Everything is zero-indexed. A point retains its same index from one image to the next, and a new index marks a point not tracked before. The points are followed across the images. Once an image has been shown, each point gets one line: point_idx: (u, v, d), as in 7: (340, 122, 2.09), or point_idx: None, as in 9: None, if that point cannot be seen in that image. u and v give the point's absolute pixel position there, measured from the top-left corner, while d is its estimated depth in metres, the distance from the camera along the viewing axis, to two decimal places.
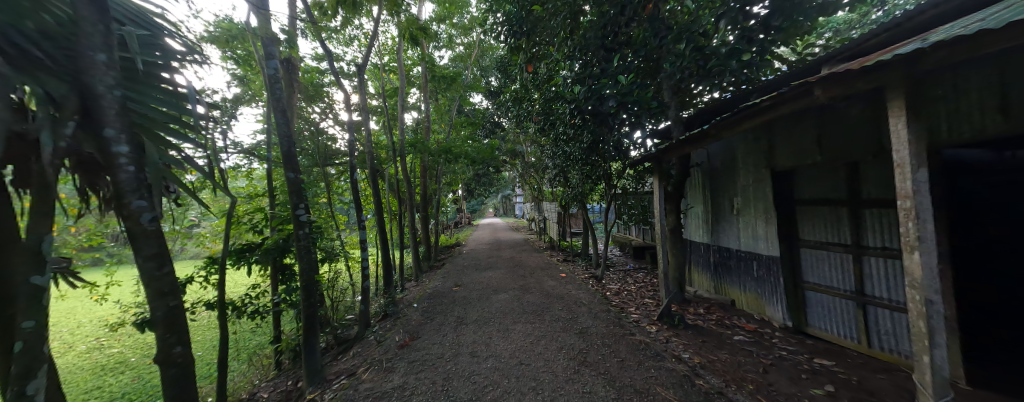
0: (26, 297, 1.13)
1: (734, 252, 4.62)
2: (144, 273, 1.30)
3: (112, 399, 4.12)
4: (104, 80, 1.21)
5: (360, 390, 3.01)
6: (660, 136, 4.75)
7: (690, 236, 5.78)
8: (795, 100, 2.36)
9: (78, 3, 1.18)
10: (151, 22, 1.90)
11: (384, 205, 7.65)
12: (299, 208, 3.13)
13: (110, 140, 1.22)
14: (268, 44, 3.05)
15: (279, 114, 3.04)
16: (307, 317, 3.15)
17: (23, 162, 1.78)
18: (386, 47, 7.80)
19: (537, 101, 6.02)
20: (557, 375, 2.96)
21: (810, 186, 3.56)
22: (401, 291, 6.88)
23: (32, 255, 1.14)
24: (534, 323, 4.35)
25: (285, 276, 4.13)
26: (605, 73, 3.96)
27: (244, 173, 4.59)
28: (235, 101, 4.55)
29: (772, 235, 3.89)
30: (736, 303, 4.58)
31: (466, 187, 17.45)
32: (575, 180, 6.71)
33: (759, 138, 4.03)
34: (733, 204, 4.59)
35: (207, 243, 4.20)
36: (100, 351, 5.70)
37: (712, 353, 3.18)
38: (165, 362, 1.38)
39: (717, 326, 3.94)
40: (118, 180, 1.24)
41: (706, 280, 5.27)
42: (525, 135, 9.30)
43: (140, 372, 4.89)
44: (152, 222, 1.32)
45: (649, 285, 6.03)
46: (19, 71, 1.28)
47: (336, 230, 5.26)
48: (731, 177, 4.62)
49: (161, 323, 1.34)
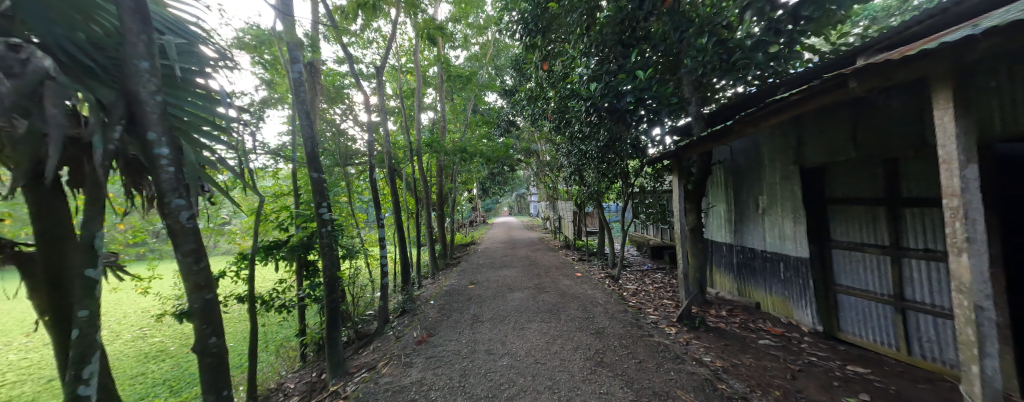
0: (81, 289, 1.22)
1: (759, 252, 4.45)
2: (183, 267, 1.39)
3: (154, 384, 4.40)
4: (147, 87, 1.30)
5: (380, 384, 3.09)
6: (680, 132, 4.63)
7: (712, 235, 5.60)
8: (826, 93, 2.25)
9: (125, 16, 1.26)
10: (188, 30, 2.02)
11: (402, 204, 7.83)
12: (322, 207, 3.24)
13: (153, 142, 1.31)
14: (293, 49, 3.18)
15: (303, 116, 3.16)
16: (330, 312, 3.27)
17: (77, 164, 1.93)
18: (403, 49, 7.96)
19: (552, 99, 5.98)
20: (574, 375, 2.95)
21: (843, 184, 3.38)
22: (418, 288, 7.01)
23: (87, 250, 1.24)
24: (549, 322, 4.34)
25: (309, 272, 4.29)
26: (622, 69, 3.90)
27: (271, 174, 4.80)
28: (262, 103, 4.76)
29: (801, 235, 3.72)
30: (761, 306, 4.41)
31: (481, 186, 17.57)
32: (590, 178, 6.63)
33: (787, 134, 3.86)
34: (758, 202, 4.41)
35: (237, 239, 4.42)
36: (143, 339, 6.11)
37: (735, 357, 3.07)
38: (202, 352, 1.46)
39: (741, 329, 3.80)
40: (159, 180, 1.33)
41: (729, 282, 5.10)
42: (540, 133, 9.27)
43: (179, 360, 5.21)
44: (189, 220, 1.40)
45: (668, 286, 5.89)
46: (74, 80, 1.40)
47: (356, 229, 5.42)
48: (755, 174, 4.44)
49: (198, 314, 1.43)
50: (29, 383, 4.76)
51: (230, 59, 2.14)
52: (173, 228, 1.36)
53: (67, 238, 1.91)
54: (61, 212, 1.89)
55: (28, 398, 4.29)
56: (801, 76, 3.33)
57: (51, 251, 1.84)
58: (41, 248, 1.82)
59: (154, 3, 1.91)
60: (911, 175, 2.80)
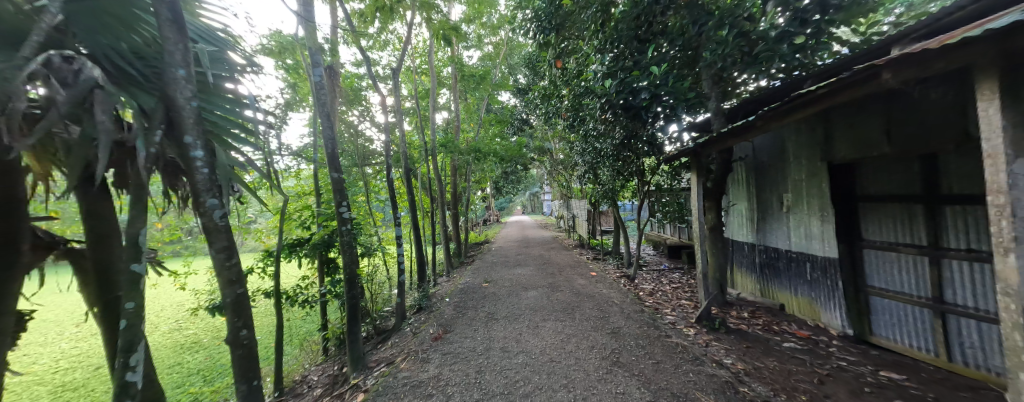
0: (128, 282, 1.32)
1: (783, 252, 4.30)
2: (217, 263, 1.47)
3: (189, 374, 4.66)
4: (183, 94, 1.39)
5: (399, 378, 3.18)
6: (698, 129, 4.51)
7: (733, 235, 5.43)
8: (857, 85, 2.15)
9: (164, 26, 1.34)
10: (217, 38, 2.12)
11: (418, 203, 7.98)
12: (342, 206, 3.34)
13: (189, 146, 1.40)
14: (315, 54, 3.29)
15: (324, 118, 3.26)
16: (350, 308, 3.37)
17: (121, 166, 2.07)
18: (418, 50, 8.09)
19: (566, 97, 5.95)
20: (590, 374, 2.94)
21: (876, 181, 3.22)
22: (434, 286, 7.11)
23: (132, 246, 1.32)
24: (565, 321, 4.33)
25: (330, 269, 4.44)
26: (638, 65, 3.83)
27: (294, 174, 4.98)
28: (286, 106, 4.95)
29: (829, 235, 3.56)
30: (786, 308, 4.25)
31: (494, 185, 17.61)
32: (605, 176, 6.55)
33: (814, 129, 3.70)
34: (782, 200, 4.26)
35: (263, 238, 4.61)
36: (179, 332, 6.49)
37: (758, 360, 2.98)
38: (235, 343, 1.54)
39: (764, 331, 3.68)
40: (195, 181, 1.42)
41: (751, 283, 4.94)
42: (554, 131, 9.22)
43: (211, 351, 5.50)
44: (221, 218, 1.48)
45: (686, 286, 5.76)
46: (119, 88, 1.50)
47: (374, 227, 5.56)
48: (780, 172, 4.28)
49: (231, 307, 1.51)
50: (80, 370, 5.15)
51: (256, 64, 2.24)
52: (207, 226, 1.44)
53: (113, 234, 2.04)
54: (107, 211, 2.03)
55: (79, 384, 4.64)
56: (829, 68, 3.18)
57: (98, 247, 1.98)
58: (90, 245, 1.95)
59: (188, 12, 2.01)
60: (951, 170, 2.64)
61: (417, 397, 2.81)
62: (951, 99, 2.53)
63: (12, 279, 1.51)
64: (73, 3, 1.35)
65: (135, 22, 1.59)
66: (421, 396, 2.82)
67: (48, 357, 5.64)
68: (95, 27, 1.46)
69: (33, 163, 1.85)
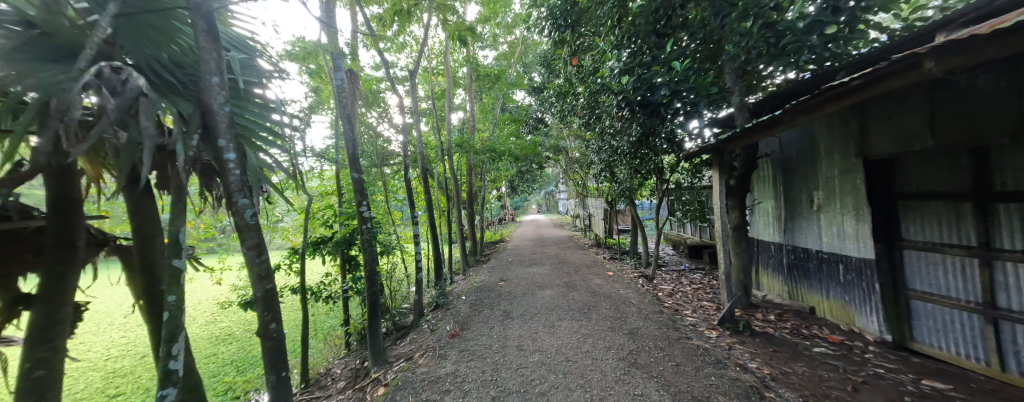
0: (170, 277, 1.40)
1: (814, 253, 4.09)
2: (248, 259, 1.55)
3: (224, 364, 4.94)
4: (218, 99, 1.48)
5: (417, 373, 3.25)
6: (721, 124, 4.36)
7: (759, 234, 5.22)
8: (898, 75, 2.02)
9: (200, 37, 1.44)
10: (247, 45, 2.22)
11: (434, 202, 8.14)
12: (362, 205, 3.45)
13: (223, 149, 1.49)
14: (336, 58, 3.39)
15: (345, 121, 3.37)
16: (371, 304, 3.47)
17: (163, 168, 2.21)
18: (434, 51, 8.21)
19: (581, 95, 5.89)
20: (607, 374, 2.91)
21: (918, 177, 3.01)
22: (450, 284, 7.22)
23: (173, 243, 1.41)
24: (580, 321, 4.30)
25: (351, 266, 4.59)
26: (657, 60, 3.75)
27: (317, 175, 5.18)
28: (309, 109, 5.15)
29: (865, 235, 3.36)
30: (816, 311, 4.05)
31: (510, 184, 17.64)
32: (622, 175, 6.43)
33: (848, 122, 3.51)
34: (812, 198, 4.05)
35: (290, 236, 4.82)
36: (214, 324, 6.89)
37: (786, 365, 2.86)
38: (265, 336, 1.62)
39: (792, 335, 3.51)
40: (228, 182, 1.50)
41: (778, 284, 4.73)
42: (570, 130, 9.15)
43: (242, 343, 5.80)
44: (251, 217, 1.56)
45: (708, 287, 5.58)
46: (160, 95, 1.60)
47: (392, 226, 5.70)
48: (810, 168, 4.07)
49: (262, 302, 1.58)
50: (129, 357, 5.58)
51: (283, 70, 2.34)
52: (239, 225, 1.53)
53: (155, 232, 2.18)
54: (152, 210, 2.17)
55: (128, 371, 5.02)
56: (865, 57, 2.99)
57: (143, 243, 2.12)
58: (138, 241, 2.10)
59: (221, 22, 2.11)
60: (1005, 164, 2.43)
61: (435, 392, 2.86)
62: (1003, 86, 2.34)
63: (71, 272, 1.65)
64: (122, 18, 1.45)
65: (175, 34, 1.70)
66: (439, 391, 2.87)
67: (100, 345, 6.13)
68: (140, 39, 1.57)
69: (88, 166, 2.02)
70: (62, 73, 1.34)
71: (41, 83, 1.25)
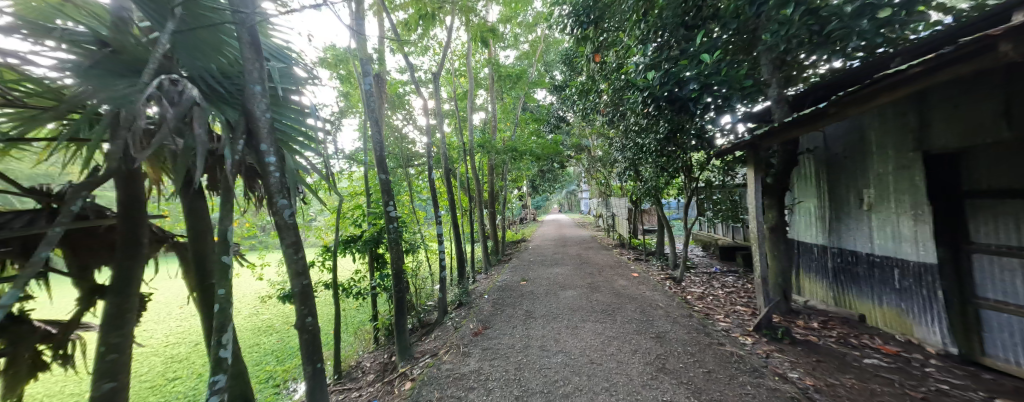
0: (220, 272, 1.51)
1: (863, 256, 3.78)
2: (286, 256, 1.65)
3: (266, 354, 5.29)
4: (259, 107, 1.59)
5: (442, 370, 3.32)
6: (756, 119, 4.12)
7: (799, 236, 4.88)
8: (967, 59, 1.81)
9: (245, 50, 1.55)
10: (285, 55, 2.37)
11: (457, 202, 8.29)
12: (389, 205, 3.56)
13: (265, 153, 1.60)
14: (365, 64, 3.51)
15: (374, 124, 3.49)
16: (397, 301, 3.57)
17: (214, 172, 2.40)
18: (456, 53, 8.33)
19: (605, 92, 5.77)
20: (633, 378, 2.83)
21: (991, 172, 2.70)
22: (473, 283, 7.32)
23: (222, 240, 1.51)
24: (605, 323, 4.21)
25: (379, 264, 4.77)
26: (686, 53, 3.60)
27: (348, 176, 5.43)
28: (340, 114, 5.39)
29: (925, 236, 3.06)
30: (867, 319, 3.73)
31: (531, 184, 17.56)
32: (647, 173, 6.24)
33: (905, 114, 3.22)
34: (861, 198, 3.75)
35: (323, 234, 5.08)
36: (257, 316, 7.40)
37: (832, 376, 2.65)
38: (302, 328, 1.71)
39: (839, 345, 3.26)
40: (269, 183, 1.61)
41: (822, 289, 4.41)
42: (592, 128, 8.98)
43: (281, 335, 6.19)
44: (289, 217, 1.66)
45: (742, 291, 5.30)
46: (211, 103, 1.72)
47: (418, 225, 5.86)
48: (858, 165, 3.77)
49: (299, 296, 1.68)
50: (184, 344, 6.11)
51: (317, 77, 2.46)
52: (279, 223, 1.63)
53: (206, 230, 2.36)
54: (204, 211, 2.35)
55: (184, 357, 5.50)
56: (924, 42, 2.73)
57: (197, 241, 2.30)
58: (192, 238, 2.29)
59: (262, 34, 2.25)
60: None
61: (459, 389, 2.91)
62: None
63: (137, 265, 1.82)
64: (178, 33, 1.59)
65: (222, 46, 1.83)
66: (463, 388, 2.91)
67: (160, 333, 6.76)
68: (192, 52, 1.70)
69: (149, 170, 2.21)
70: (130, 87, 1.47)
71: (113, 96, 1.37)
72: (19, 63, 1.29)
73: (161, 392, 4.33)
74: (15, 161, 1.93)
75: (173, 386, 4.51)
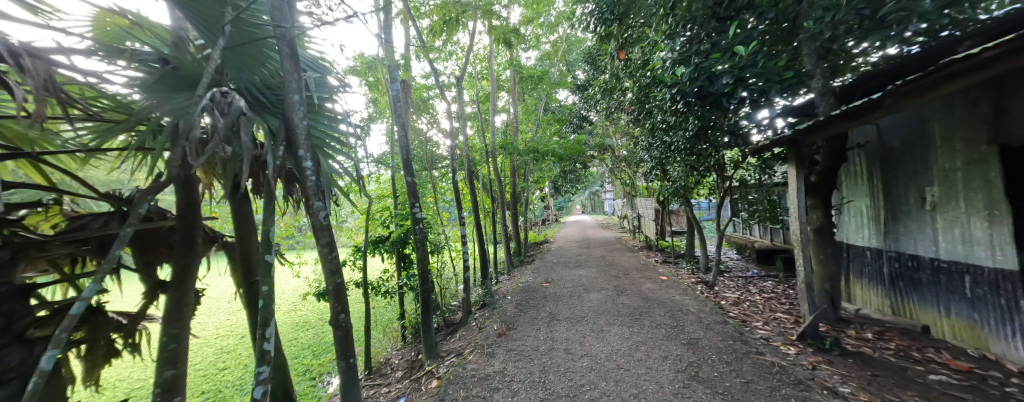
0: (264, 270, 1.61)
1: (927, 261, 3.42)
2: (321, 255, 1.74)
3: (303, 348, 5.60)
4: (298, 114, 1.69)
5: (467, 369, 3.36)
6: (798, 113, 3.85)
7: (850, 239, 4.49)
8: None
9: (286, 62, 1.66)
10: (320, 65, 2.50)
11: (480, 203, 8.39)
12: (415, 206, 3.66)
13: (303, 158, 1.70)
14: (392, 70, 3.63)
15: (400, 128, 3.60)
16: (423, 300, 3.64)
17: (258, 177, 2.57)
18: (479, 57, 8.44)
19: (630, 89, 5.63)
20: (663, 386, 2.72)
21: None
22: (496, 284, 7.38)
23: (265, 241, 1.61)
24: (632, 327, 4.09)
25: (405, 264, 4.92)
26: (717, 47, 3.46)
27: (376, 179, 5.65)
28: (369, 119, 5.63)
29: (1002, 239, 2.72)
30: (931, 330, 3.36)
31: (552, 185, 17.39)
32: (675, 172, 6.02)
33: (975, 104, 2.92)
34: (923, 196, 3.40)
35: (353, 235, 5.31)
36: (295, 312, 7.86)
37: (891, 393, 2.40)
38: (336, 325, 1.79)
39: (898, 358, 2.96)
40: (307, 186, 1.71)
41: (877, 297, 4.03)
42: (616, 126, 8.78)
43: (316, 330, 6.53)
44: (324, 218, 1.75)
45: (783, 298, 4.95)
46: (256, 112, 1.85)
47: (442, 226, 5.98)
48: (919, 160, 3.42)
49: (333, 294, 1.76)
50: (232, 337, 6.61)
51: (348, 85, 2.57)
52: (315, 224, 1.72)
53: (251, 231, 2.53)
54: (249, 214, 2.53)
55: (231, 348, 5.94)
56: (997, 22, 2.44)
57: (244, 241, 2.48)
58: (239, 239, 2.46)
59: (299, 46, 2.40)
60: None
61: (484, 389, 2.93)
62: None
63: (194, 263, 1.97)
64: (227, 49, 1.72)
65: (266, 59, 1.96)
66: (488, 388, 2.93)
67: (211, 325, 7.35)
68: (239, 66, 1.84)
69: (203, 175, 2.41)
70: (188, 100, 1.60)
71: (175, 108, 1.50)
72: (98, 81, 1.44)
73: (212, 381, 4.70)
74: (93, 167, 2.16)
75: (223, 375, 4.88)
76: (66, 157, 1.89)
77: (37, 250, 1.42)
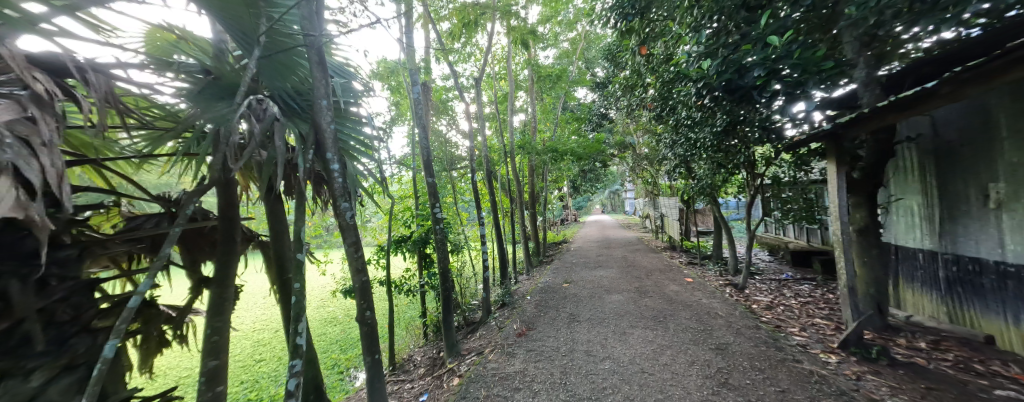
0: (296, 268, 1.69)
1: (990, 265, 3.10)
2: (348, 255, 1.80)
3: (332, 343, 5.85)
4: (326, 119, 1.76)
5: (488, 368, 3.39)
6: (838, 105, 3.60)
7: (900, 240, 4.14)
8: None
9: (315, 68, 1.73)
10: (346, 71, 2.60)
11: (498, 203, 8.42)
12: (436, 207, 3.71)
13: (330, 161, 1.77)
14: (413, 74, 3.70)
15: (421, 130, 3.66)
16: (445, 299, 3.70)
17: (289, 179, 2.69)
18: (497, 57, 8.46)
19: (652, 85, 5.46)
20: (691, 392, 2.63)
21: None
22: (516, 284, 7.38)
23: (296, 240, 1.69)
24: (656, 330, 3.97)
25: (427, 262, 5.02)
26: (748, 37, 3.26)
27: (398, 180, 5.80)
28: (391, 122, 5.77)
29: None
30: (997, 341, 3.04)
31: (571, 184, 17.18)
32: (702, 170, 5.78)
33: None
34: (986, 193, 3.08)
35: (377, 235, 5.48)
36: (324, 309, 8.21)
37: None
38: (362, 321, 1.85)
39: (957, 371, 2.70)
40: (334, 187, 1.77)
41: (932, 303, 3.69)
42: (638, 124, 8.55)
43: (343, 326, 6.80)
44: (350, 218, 1.81)
45: (821, 302, 4.65)
46: (287, 117, 1.96)
47: (462, 226, 6.04)
48: (981, 153, 3.10)
49: (359, 291, 1.82)
50: (267, 330, 6.99)
51: (371, 89, 2.65)
52: (342, 224, 1.79)
53: (283, 231, 2.66)
54: (283, 215, 2.66)
55: (267, 341, 6.29)
56: None
57: (277, 240, 2.60)
58: (274, 238, 2.60)
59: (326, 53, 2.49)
60: None
61: (505, 389, 2.93)
62: None
63: (234, 260, 2.10)
64: (262, 60, 1.82)
65: (298, 67, 2.05)
66: (509, 388, 2.94)
67: (248, 319, 7.80)
68: (274, 74, 1.95)
69: (241, 178, 2.56)
70: (227, 108, 1.70)
71: (216, 116, 1.60)
72: (150, 93, 1.57)
73: (250, 372, 4.99)
74: (146, 172, 2.35)
75: (260, 366, 5.17)
76: (122, 163, 2.06)
77: (100, 247, 1.56)
